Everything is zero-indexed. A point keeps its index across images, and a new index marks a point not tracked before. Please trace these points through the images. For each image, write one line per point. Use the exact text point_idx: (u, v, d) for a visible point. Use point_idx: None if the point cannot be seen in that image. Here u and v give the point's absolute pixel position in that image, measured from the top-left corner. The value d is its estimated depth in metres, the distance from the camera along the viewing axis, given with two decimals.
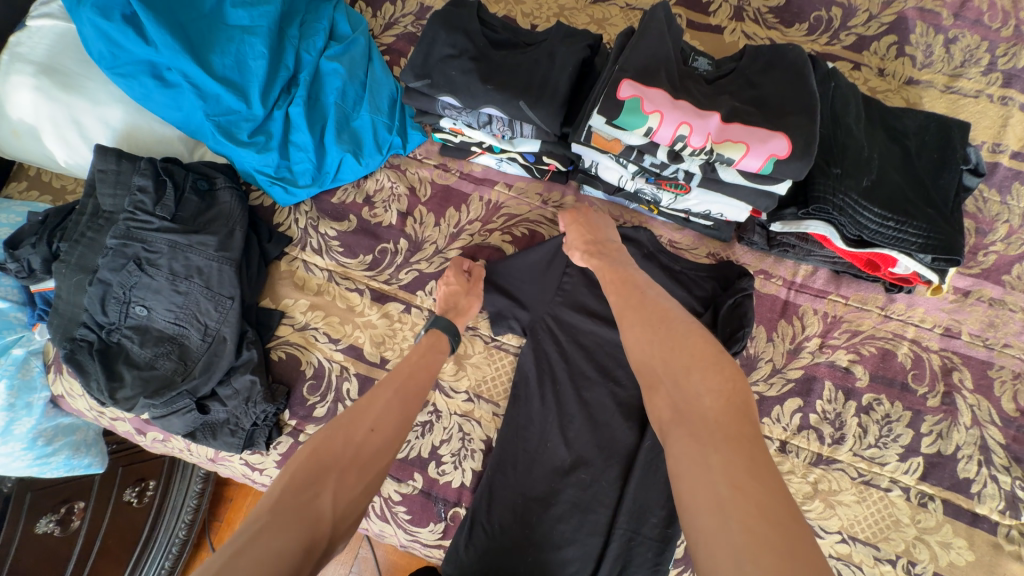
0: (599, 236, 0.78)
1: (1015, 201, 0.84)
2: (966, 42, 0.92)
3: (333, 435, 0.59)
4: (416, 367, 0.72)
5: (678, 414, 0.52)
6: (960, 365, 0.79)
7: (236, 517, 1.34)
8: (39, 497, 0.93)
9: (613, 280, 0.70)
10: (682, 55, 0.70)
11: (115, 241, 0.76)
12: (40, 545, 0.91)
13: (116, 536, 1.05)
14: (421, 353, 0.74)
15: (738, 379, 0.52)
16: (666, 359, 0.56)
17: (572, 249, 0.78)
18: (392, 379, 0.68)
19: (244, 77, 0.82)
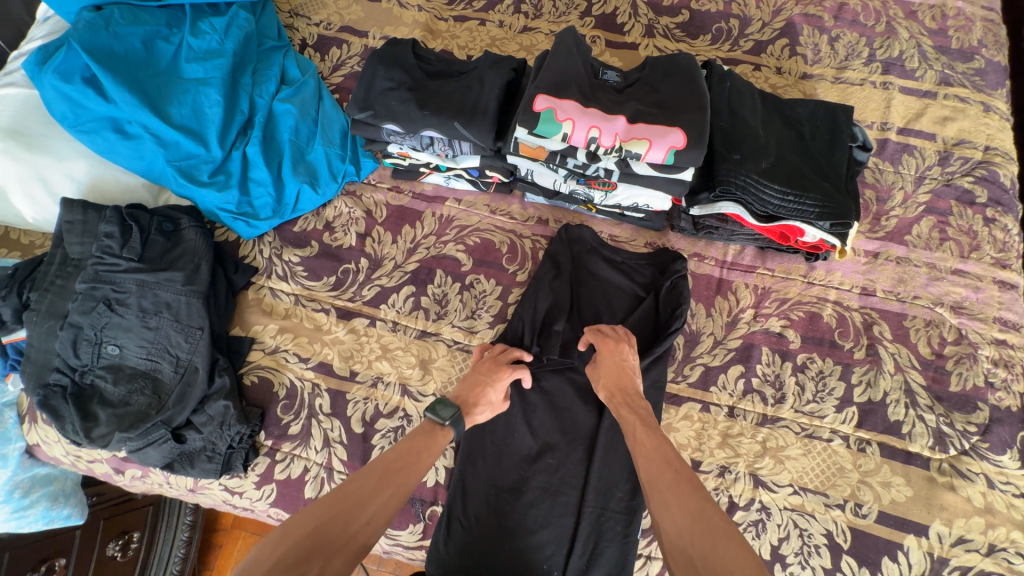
0: (626, 380, 0.77)
1: (906, 169, 0.95)
2: (847, 39, 1.05)
3: (332, 520, 0.57)
4: (419, 458, 0.67)
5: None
6: (878, 319, 0.87)
7: (225, 563, 1.39)
8: (18, 557, 0.92)
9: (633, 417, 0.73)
10: (593, 70, 0.80)
11: (85, 286, 0.80)
12: None
13: None
14: (428, 446, 0.70)
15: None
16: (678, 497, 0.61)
17: (598, 383, 0.78)
18: (391, 466, 0.65)
19: (202, 124, 0.89)
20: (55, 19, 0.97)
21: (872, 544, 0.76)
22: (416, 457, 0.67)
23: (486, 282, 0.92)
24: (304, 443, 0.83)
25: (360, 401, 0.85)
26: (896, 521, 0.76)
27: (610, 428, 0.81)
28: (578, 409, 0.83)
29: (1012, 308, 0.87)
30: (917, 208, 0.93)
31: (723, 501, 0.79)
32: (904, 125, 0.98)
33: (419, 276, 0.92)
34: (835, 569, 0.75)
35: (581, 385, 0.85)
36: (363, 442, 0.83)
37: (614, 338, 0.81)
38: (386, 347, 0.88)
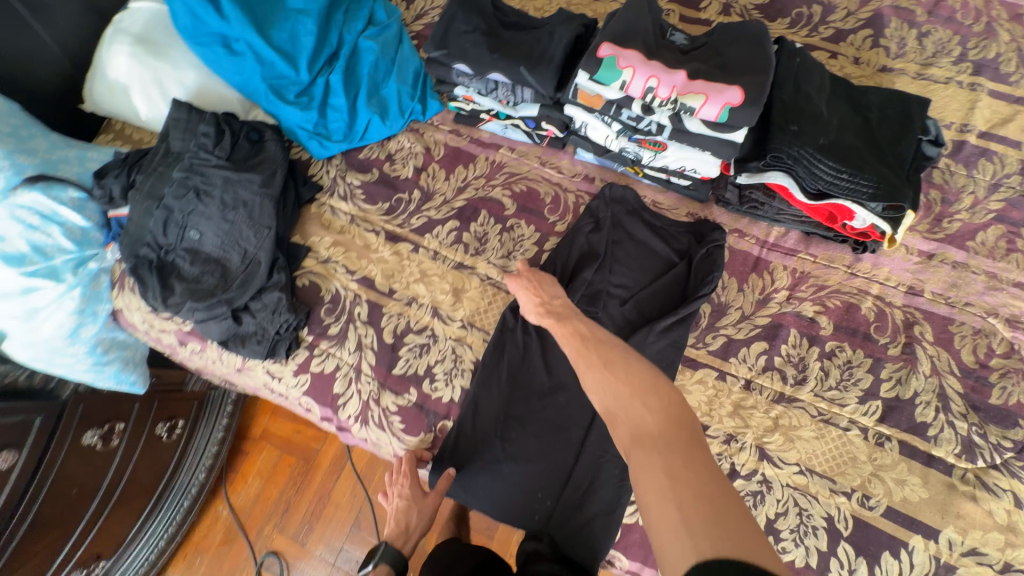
0: (546, 295, 0.83)
1: (981, 174, 0.90)
2: (938, 36, 1.00)
3: None
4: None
5: (634, 440, 0.58)
6: (921, 319, 0.84)
7: (250, 469, 1.54)
8: (88, 412, 1.06)
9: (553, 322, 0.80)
10: (661, 30, 0.82)
11: (181, 174, 0.92)
12: (85, 454, 1.06)
13: (149, 464, 1.26)
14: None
15: (679, 406, 0.59)
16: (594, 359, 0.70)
17: (526, 311, 0.83)
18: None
19: (295, 49, 0.99)
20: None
21: (874, 536, 0.74)
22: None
23: (525, 227, 0.96)
24: (339, 344, 0.91)
25: (394, 315, 0.92)
26: (904, 519, 0.74)
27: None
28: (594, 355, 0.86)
29: None
30: (986, 215, 0.88)
31: (725, 467, 0.79)
32: (986, 129, 0.93)
33: (464, 214, 0.98)
34: (830, 553, 0.74)
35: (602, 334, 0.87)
36: (391, 352, 0.90)
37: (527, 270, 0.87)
38: (424, 273, 0.95)
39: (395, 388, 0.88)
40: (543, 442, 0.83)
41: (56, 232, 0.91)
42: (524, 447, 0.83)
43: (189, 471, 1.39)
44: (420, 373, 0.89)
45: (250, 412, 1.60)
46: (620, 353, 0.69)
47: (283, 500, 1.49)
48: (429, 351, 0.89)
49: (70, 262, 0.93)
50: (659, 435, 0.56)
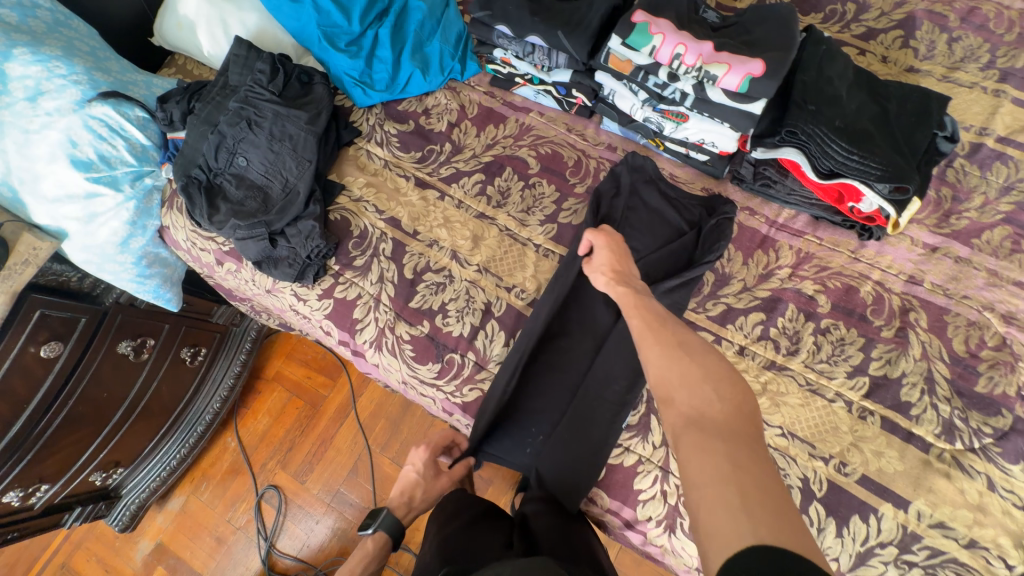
0: (624, 266, 0.83)
1: (994, 176, 0.93)
2: (969, 42, 1.03)
3: None
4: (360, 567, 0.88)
5: (691, 422, 0.56)
6: (918, 307, 0.87)
7: (261, 407, 1.62)
8: (126, 323, 1.15)
9: (625, 295, 0.76)
10: (695, 6, 0.87)
11: (236, 105, 1.00)
12: (118, 362, 1.14)
13: (170, 385, 1.32)
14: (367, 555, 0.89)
15: (749, 403, 0.58)
16: (659, 335, 0.67)
17: (597, 271, 0.83)
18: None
19: (351, 2, 1.06)
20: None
21: (846, 500, 0.78)
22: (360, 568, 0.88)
23: (546, 186, 1.02)
24: (363, 275, 0.98)
25: (416, 255, 0.99)
26: (877, 487, 0.78)
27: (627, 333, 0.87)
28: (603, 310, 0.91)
29: None
30: (995, 215, 0.90)
31: None
32: (1005, 134, 0.95)
33: (490, 168, 1.04)
34: (801, 511, 0.78)
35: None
36: (409, 286, 0.97)
37: (608, 233, 0.87)
38: (447, 219, 1.01)
39: (409, 319, 0.95)
40: (543, 385, 0.90)
41: (121, 145, 1.00)
42: (525, 387, 0.90)
43: (205, 402, 1.46)
44: (434, 309, 0.95)
45: (267, 353, 1.69)
46: (691, 338, 0.67)
47: (288, 440, 1.56)
48: (444, 290, 0.96)
49: (129, 175, 1.03)
50: (723, 423, 0.55)
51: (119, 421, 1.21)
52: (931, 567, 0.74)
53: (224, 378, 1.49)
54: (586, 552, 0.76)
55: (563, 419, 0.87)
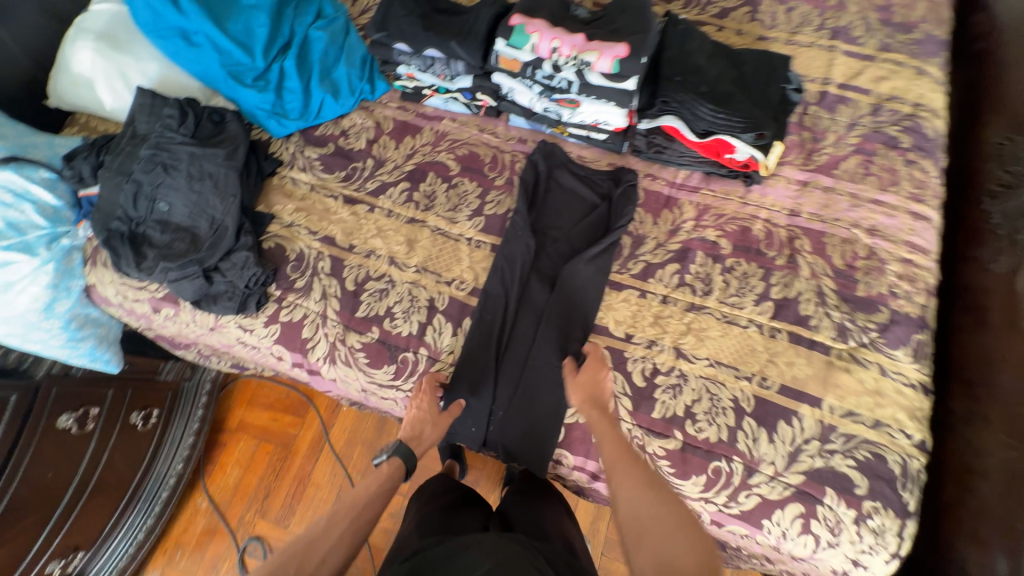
0: (600, 393, 0.86)
1: (841, 117, 1.09)
2: (802, 10, 1.21)
3: (287, 563, 0.65)
4: (369, 489, 0.77)
5: (662, 570, 0.64)
6: (801, 235, 1.00)
7: (229, 460, 1.56)
8: (63, 396, 1.09)
9: (602, 425, 0.81)
10: (566, 7, 1.00)
11: (149, 152, 1.01)
12: (59, 438, 1.09)
13: (123, 453, 1.26)
14: (380, 479, 0.79)
15: (709, 548, 0.67)
16: (634, 470, 0.75)
17: (573, 396, 0.86)
18: (342, 510, 0.73)
19: (250, 39, 1.10)
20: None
21: (771, 409, 0.88)
22: (371, 490, 0.77)
23: (469, 184, 1.09)
24: (305, 294, 1.01)
25: (355, 267, 1.03)
26: (795, 393, 0.89)
27: (565, 308, 0.97)
28: (543, 290, 1.00)
29: (921, 235, 0.99)
30: (847, 148, 1.07)
31: (648, 366, 0.93)
32: (843, 81, 1.12)
33: (413, 176, 1.10)
34: (737, 427, 0.88)
35: (545, 271, 1.01)
36: (353, 297, 1.00)
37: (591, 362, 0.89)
38: (380, 229, 1.06)
39: (358, 328, 0.98)
40: (498, 369, 0.95)
41: (29, 209, 0.98)
42: (484, 376, 0.94)
43: (167, 462, 1.40)
44: (381, 315, 0.99)
45: (226, 404, 1.62)
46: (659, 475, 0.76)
47: (262, 486, 1.52)
48: (388, 294, 1.00)
49: (43, 238, 1.00)
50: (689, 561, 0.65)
51: (70, 500, 1.15)
52: (848, 450, 0.86)
53: (183, 437, 1.45)
54: (558, 535, 0.81)
55: (516, 398, 0.93)
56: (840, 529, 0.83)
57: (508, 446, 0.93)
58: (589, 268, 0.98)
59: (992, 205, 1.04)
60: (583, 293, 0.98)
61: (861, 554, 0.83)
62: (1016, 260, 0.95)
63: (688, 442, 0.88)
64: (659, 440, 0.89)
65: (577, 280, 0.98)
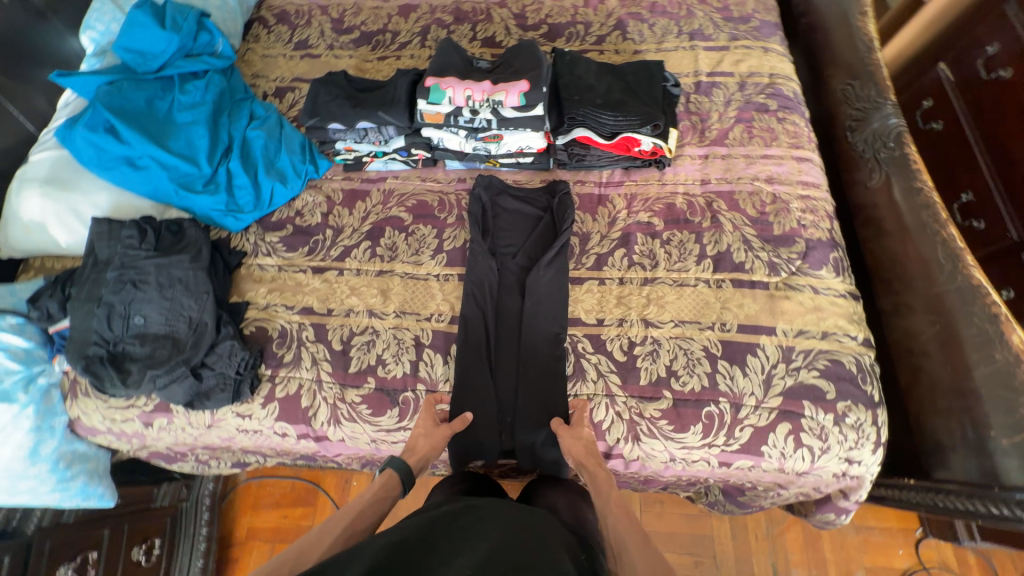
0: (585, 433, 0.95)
1: (717, 98, 1.30)
2: (662, 23, 1.45)
3: (282, 563, 0.72)
4: (367, 497, 0.82)
5: None
6: (716, 198, 1.16)
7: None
8: (58, 546, 1.06)
9: (613, 497, 0.84)
10: (469, 62, 1.17)
11: (115, 273, 1.05)
12: None
13: None
14: (376, 492, 0.84)
15: None
16: (642, 549, 0.75)
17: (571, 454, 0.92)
18: (342, 514, 0.80)
19: (194, 151, 1.19)
20: (110, 57, 1.30)
21: (737, 348, 1.00)
22: (368, 498, 0.82)
23: (424, 228, 1.19)
24: (297, 366, 1.05)
25: (338, 327, 1.08)
26: (752, 328, 1.01)
27: (538, 310, 1.07)
28: (515, 302, 1.10)
29: (809, 174, 1.18)
30: (730, 121, 1.26)
31: (624, 342, 1.02)
32: (710, 70, 1.34)
33: (373, 234, 1.20)
34: (714, 371, 0.98)
35: (512, 285, 1.12)
36: (343, 356, 1.05)
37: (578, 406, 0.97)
38: (354, 287, 1.13)
39: (355, 383, 1.03)
40: (495, 381, 1.04)
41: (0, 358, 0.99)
42: (483, 391, 1.02)
43: None
44: (374, 364, 1.04)
45: (230, 515, 1.52)
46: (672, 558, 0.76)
47: None
48: (375, 344, 1.06)
49: (19, 382, 1.00)
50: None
51: None
52: (810, 363, 0.97)
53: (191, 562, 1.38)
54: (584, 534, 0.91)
55: (518, 402, 1.02)
56: (826, 433, 0.93)
57: (521, 448, 1.01)
58: (551, 270, 1.10)
59: (855, 137, 1.25)
60: (552, 293, 1.08)
61: (851, 451, 0.93)
62: (886, 174, 1.15)
63: (677, 397, 0.97)
64: (652, 404, 0.97)
65: (543, 284, 1.09)
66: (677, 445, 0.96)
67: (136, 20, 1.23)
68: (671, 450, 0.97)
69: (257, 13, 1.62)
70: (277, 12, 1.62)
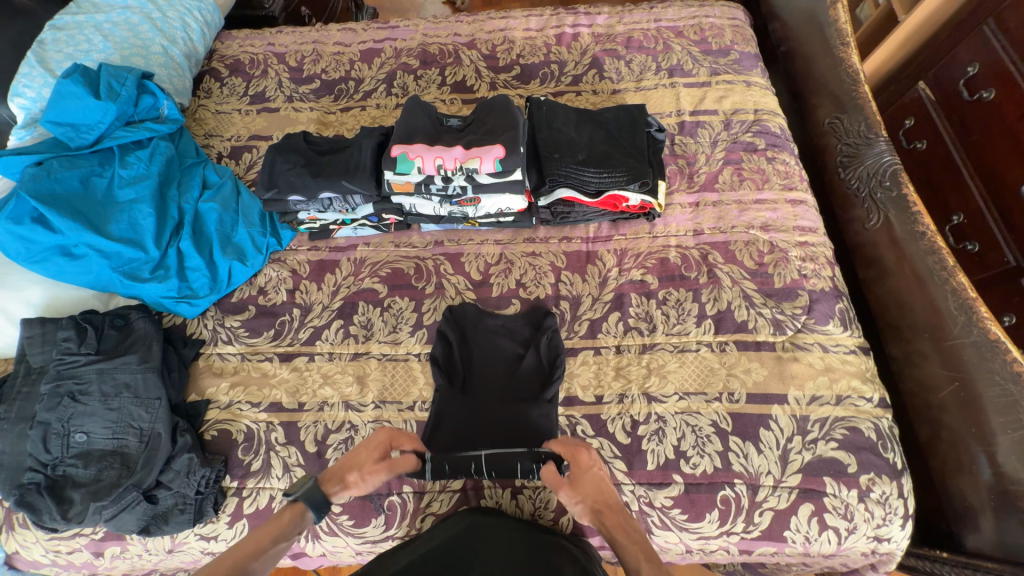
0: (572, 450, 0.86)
1: (703, 138, 1.24)
2: (639, 60, 1.38)
3: None
4: (270, 544, 0.74)
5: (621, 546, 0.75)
6: (712, 250, 1.09)
7: None
8: None
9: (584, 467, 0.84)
10: (438, 121, 1.09)
11: (50, 385, 0.92)
12: None
13: None
14: (279, 527, 0.77)
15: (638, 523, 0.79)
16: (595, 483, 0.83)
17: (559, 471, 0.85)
18: (245, 556, 0.72)
19: (138, 233, 1.07)
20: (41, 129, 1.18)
21: (748, 421, 0.92)
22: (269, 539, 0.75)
23: (401, 301, 1.10)
24: (266, 475, 0.94)
25: (311, 424, 0.98)
26: (762, 397, 0.94)
27: (515, 435, 0.94)
28: (485, 431, 0.95)
29: (805, 217, 1.12)
30: (718, 162, 1.20)
31: (627, 422, 0.94)
32: (692, 109, 1.28)
33: (345, 311, 1.09)
34: (726, 449, 0.90)
35: (482, 408, 0.98)
36: (318, 459, 0.95)
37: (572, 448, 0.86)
38: (326, 375, 1.02)
39: None
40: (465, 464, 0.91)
41: None
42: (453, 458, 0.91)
43: None
44: None
45: None
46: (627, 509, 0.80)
47: None
48: (353, 442, 0.96)
49: None
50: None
51: None
52: (827, 433, 0.90)
53: None
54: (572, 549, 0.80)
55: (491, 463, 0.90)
56: (852, 512, 0.86)
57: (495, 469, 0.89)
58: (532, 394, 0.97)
59: (848, 173, 1.21)
60: (530, 417, 0.95)
61: (879, 528, 0.86)
62: (885, 214, 1.10)
63: (689, 482, 0.89)
64: (662, 491, 0.89)
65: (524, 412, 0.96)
66: (692, 535, 0.88)
67: (67, 91, 1.11)
68: (686, 541, 0.89)
69: (208, 64, 1.51)
70: (230, 62, 1.51)
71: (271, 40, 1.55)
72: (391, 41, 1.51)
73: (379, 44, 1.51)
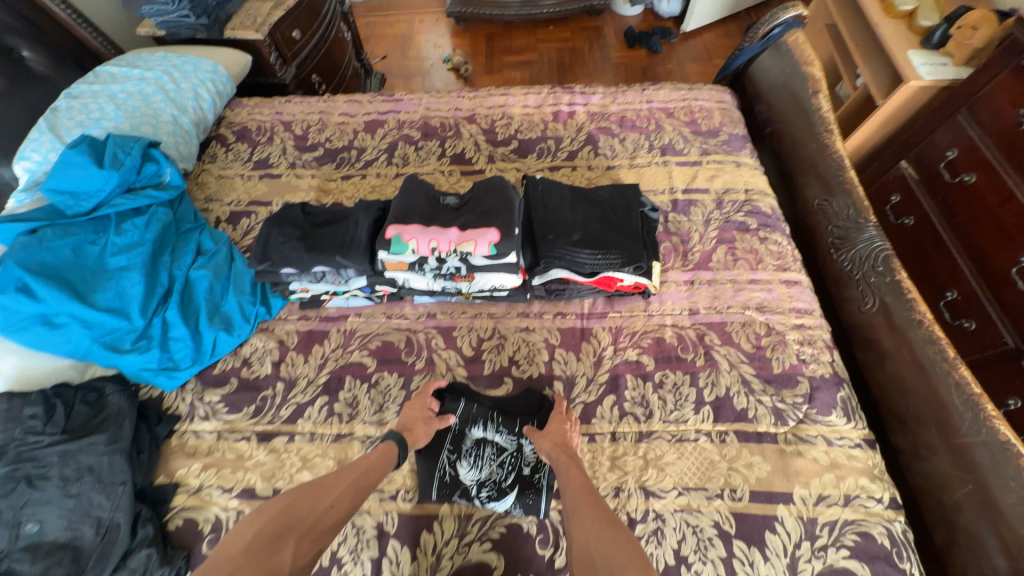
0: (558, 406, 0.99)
1: (696, 217, 1.26)
2: (632, 138, 1.44)
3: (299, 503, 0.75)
4: (371, 469, 0.85)
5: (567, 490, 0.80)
6: (708, 331, 1.08)
7: None
8: None
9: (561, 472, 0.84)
10: (435, 199, 1.10)
11: (6, 469, 0.86)
12: None
13: None
14: (376, 459, 0.87)
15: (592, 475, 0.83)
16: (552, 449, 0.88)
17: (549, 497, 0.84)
18: (351, 471, 0.83)
19: (125, 302, 1.05)
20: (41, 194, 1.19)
21: (752, 522, 0.86)
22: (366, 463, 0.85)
23: (390, 376, 1.06)
24: None
25: None
26: (766, 496, 0.88)
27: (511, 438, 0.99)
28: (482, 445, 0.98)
29: (800, 299, 1.12)
30: (711, 241, 1.21)
31: (623, 520, 0.88)
32: (685, 187, 1.32)
33: (330, 387, 1.05)
34: (730, 556, 0.84)
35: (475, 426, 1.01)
36: None
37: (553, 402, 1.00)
38: (305, 458, 0.97)
39: None
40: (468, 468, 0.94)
41: None
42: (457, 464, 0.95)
43: None
44: (327, 564, 0.87)
45: None
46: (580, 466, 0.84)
47: None
48: None
49: None
50: (623, 565, 0.65)
51: None
52: (836, 539, 0.84)
53: None
54: None
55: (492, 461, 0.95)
56: None
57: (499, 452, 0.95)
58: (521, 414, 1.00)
59: (840, 255, 1.22)
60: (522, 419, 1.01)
61: None
62: (881, 298, 1.10)
63: None
64: None
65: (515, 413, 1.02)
66: None
67: (71, 160, 1.13)
68: None
69: (216, 131, 1.56)
70: (238, 129, 1.57)
71: (280, 109, 1.62)
72: (395, 113, 1.58)
73: (383, 116, 1.57)
